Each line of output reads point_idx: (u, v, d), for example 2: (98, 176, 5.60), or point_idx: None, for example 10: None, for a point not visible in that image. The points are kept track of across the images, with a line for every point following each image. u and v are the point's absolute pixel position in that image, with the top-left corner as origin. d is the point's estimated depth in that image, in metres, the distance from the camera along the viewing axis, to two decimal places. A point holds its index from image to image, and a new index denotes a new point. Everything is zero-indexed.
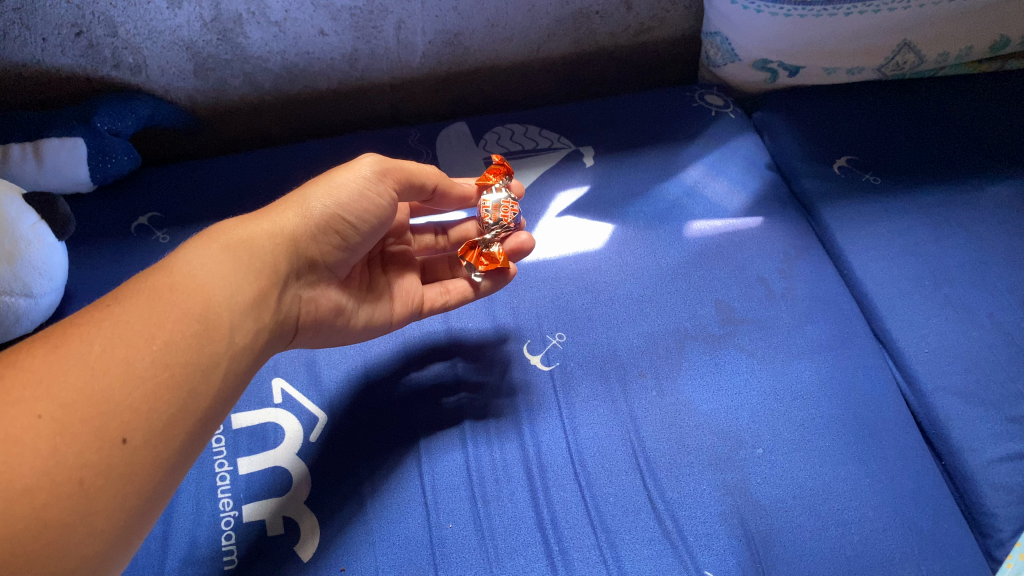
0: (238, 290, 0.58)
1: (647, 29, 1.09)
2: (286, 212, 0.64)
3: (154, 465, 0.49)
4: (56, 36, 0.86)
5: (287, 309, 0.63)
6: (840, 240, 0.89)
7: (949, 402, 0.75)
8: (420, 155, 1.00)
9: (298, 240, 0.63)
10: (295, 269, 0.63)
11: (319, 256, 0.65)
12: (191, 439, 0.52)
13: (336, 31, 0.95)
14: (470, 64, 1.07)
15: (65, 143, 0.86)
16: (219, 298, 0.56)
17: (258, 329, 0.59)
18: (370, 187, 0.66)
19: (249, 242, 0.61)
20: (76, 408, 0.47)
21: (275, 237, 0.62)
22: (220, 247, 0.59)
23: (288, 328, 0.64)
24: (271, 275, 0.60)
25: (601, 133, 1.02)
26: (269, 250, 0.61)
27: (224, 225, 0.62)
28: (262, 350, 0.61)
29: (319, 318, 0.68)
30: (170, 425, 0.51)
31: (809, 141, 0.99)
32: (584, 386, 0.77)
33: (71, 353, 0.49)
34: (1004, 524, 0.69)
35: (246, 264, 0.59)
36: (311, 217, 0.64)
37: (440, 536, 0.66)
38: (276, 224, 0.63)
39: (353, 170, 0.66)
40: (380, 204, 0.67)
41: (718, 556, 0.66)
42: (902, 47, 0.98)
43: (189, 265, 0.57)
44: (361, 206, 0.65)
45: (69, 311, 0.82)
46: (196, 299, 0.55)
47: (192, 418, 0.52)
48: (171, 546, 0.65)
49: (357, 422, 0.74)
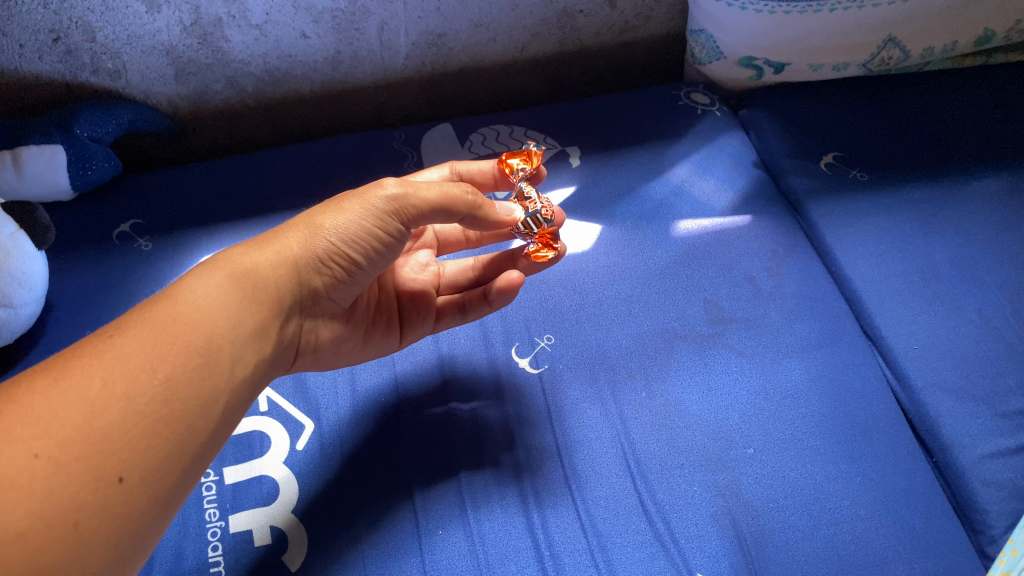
0: (239, 323, 0.56)
1: (632, 28, 1.08)
2: (291, 241, 0.62)
3: (148, 504, 0.49)
4: (33, 42, 0.85)
5: (288, 340, 0.62)
6: (828, 237, 0.89)
7: (940, 399, 0.75)
8: (405, 158, 0.99)
9: (302, 271, 0.61)
10: (298, 301, 0.62)
11: (324, 290, 0.63)
12: (186, 475, 0.52)
13: (318, 34, 0.94)
14: (455, 65, 1.06)
15: (44, 151, 0.85)
16: (222, 330, 0.55)
17: (257, 361, 0.58)
18: (378, 225, 0.62)
19: (254, 271, 0.59)
20: (74, 446, 0.46)
21: (279, 267, 0.60)
22: (226, 276, 0.58)
23: (288, 357, 0.64)
24: (274, 308, 0.59)
25: (587, 133, 1.02)
26: (273, 282, 0.60)
27: (229, 250, 0.61)
28: (260, 381, 0.59)
29: (318, 344, 0.67)
30: (168, 463, 0.50)
31: (796, 138, 0.99)
32: (573, 389, 0.76)
33: (71, 387, 0.48)
34: (997, 520, 0.68)
35: (249, 296, 0.58)
36: (315, 249, 0.61)
37: (430, 543, 0.66)
38: (282, 254, 0.61)
39: (363, 204, 0.62)
40: (388, 239, 0.63)
41: (711, 558, 0.65)
42: (887, 42, 0.97)
43: (193, 294, 0.56)
44: (367, 243, 0.62)
45: (49, 321, 0.80)
46: (199, 331, 0.54)
47: (190, 454, 0.51)
48: (157, 558, 0.65)
49: (345, 431, 0.73)
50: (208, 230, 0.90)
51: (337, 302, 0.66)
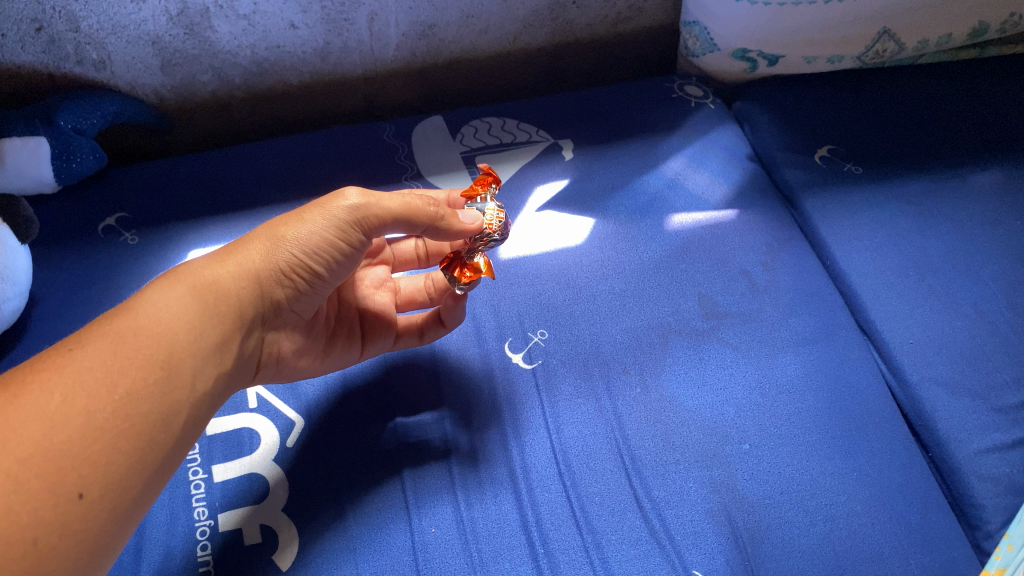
0: (201, 335, 0.55)
1: (624, 19, 1.07)
2: (252, 253, 0.60)
3: (109, 519, 0.48)
4: (16, 32, 0.83)
5: (249, 353, 0.61)
6: (823, 230, 0.88)
7: (936, 393, 0.75)
8: (396, 151, 0.97)
9: (263, 283, 0.60)
10: (260, 314, 0.61)
11: (287, 301, 0.62)
12: (148, 488, 0.51)
13: (307, 24, 0.93)
14: (446, 56, 1.05)
15: (27, 143, 0.83)
16: (184, 342, 0.54)
17: (219, 374, 0.57)
18: (339, 234, 0.61)
19: (215, 283, 0.58)
20: (33, 463, 0.45)
21: (240, 279, 0.59)
22: (187, 288, 0.56)
23: (249, 370, 0.63)
24: (235, 320, 0.58)
25: (580, 125, 1.01)
26: (235, 294, 0.58)
27: (189, 262, 0.59)
28: (222, 394, 0.58)
29: (281, 357, 0.66)
30: (129, 479, 0.49)
31: (790, 132, 0.98)
32: (567, 385, 0.75)
33: (30, 402, 0.47)
34: (993, 515, 0.68)
35: (211, 308, 0.56)
36: (276, 261, 0.60)
37: (422, 542, 0.65)
38: (244, 266, 0.59)
39: (325, 214, 0.61)
40: (349, 249, 0.62)
41: (706, 555, 0.65)
42: (882, 35, 0.97)
43: (154, 306, 0.54)
44: (328, 254, 0.61)
45: (32, 317, 0.79)
46: (161, 343, 0.53)
47: (151, 469, 0.50)
48: (145, 558, 0.63)
49: (336, 427, 0.72)
50: (197, 225, 0.88)
51: (299, 313, 0.65)
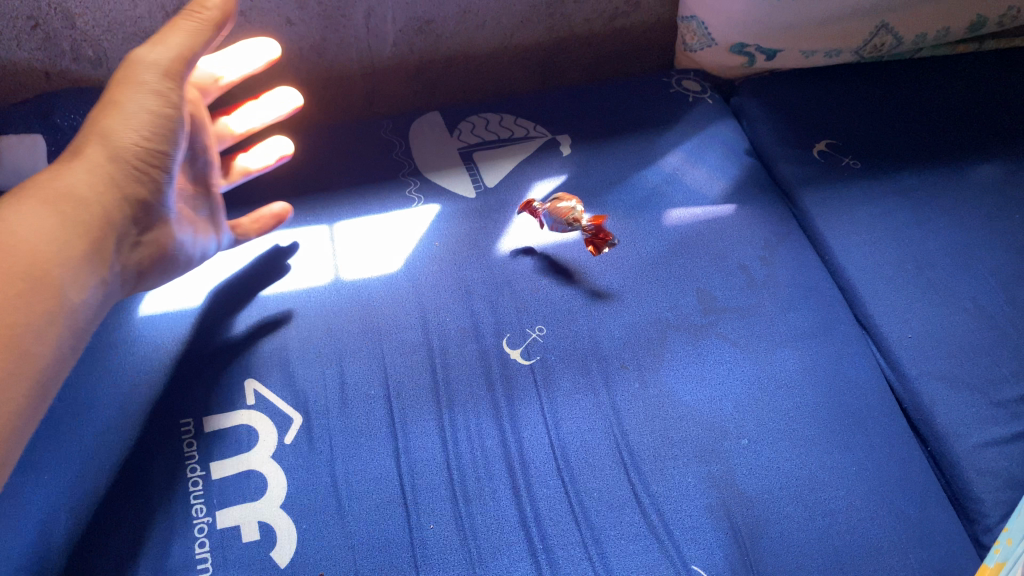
0: (66, 249, 0.59)
1: (621, 14, 1.07)
2: (94, 153, 0.62)
3: (17, 419, 0.55)
4: (11, 29, 0.83)
5: (126, 255, 0.66)
6: (821, 225, 0.88)
7: (934, 388, 0.75)
8: (393, 147, 0.97)
9: (122, 184, 0.63)
10: (131, 214, 0.64)
11: (156, 194, 0.65)
12: (40, 395, 0.58)
13: (303, 20, 0.93)
14: (443, 51, 1.05)
15: (24, 139, 0.83)
16: (48, 254, 0.58)
17: (95, 279, 0.61)
18: (162, 102, 0.63)
19: (69, 192, 0.61)
20: None
21: (96, 183, 0.61)
22: (37, 203, 0.59)
23: (130, 264, 0.67)
24: (105, 228, 0.62)
25: (578, 120, 1.01)
26: (95, 201, 0.61)
27: (38, 175, 0.62)
28: (105, 294, 0.64)
29: (171, 250, 0.70)
30: (14, 389, 0.55)
31: (789, 126, 0.97)
32: (565, 380, 0.75)
33: None
34: (991, 509, 0.68)
35: (70, 219, 0.60)
36: (113, 152, 0.62)
37: (421, 537, 0.65)
38: (95, 169, 0.61)
39: (135, 84, 0.62)
40: (178, 110, 0.64)
41: (705, 550, 0.65)
42: (879, 29, 0.98)
43: (12, 226, 0.58)
44: (164, 125, 0.63)
45: None
46: (20, 260, 0.57)
47: (36, 377, 0.57)
48: (143, 555, 0.63)
49: (333, 423, 0.71)
50: None
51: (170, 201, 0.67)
